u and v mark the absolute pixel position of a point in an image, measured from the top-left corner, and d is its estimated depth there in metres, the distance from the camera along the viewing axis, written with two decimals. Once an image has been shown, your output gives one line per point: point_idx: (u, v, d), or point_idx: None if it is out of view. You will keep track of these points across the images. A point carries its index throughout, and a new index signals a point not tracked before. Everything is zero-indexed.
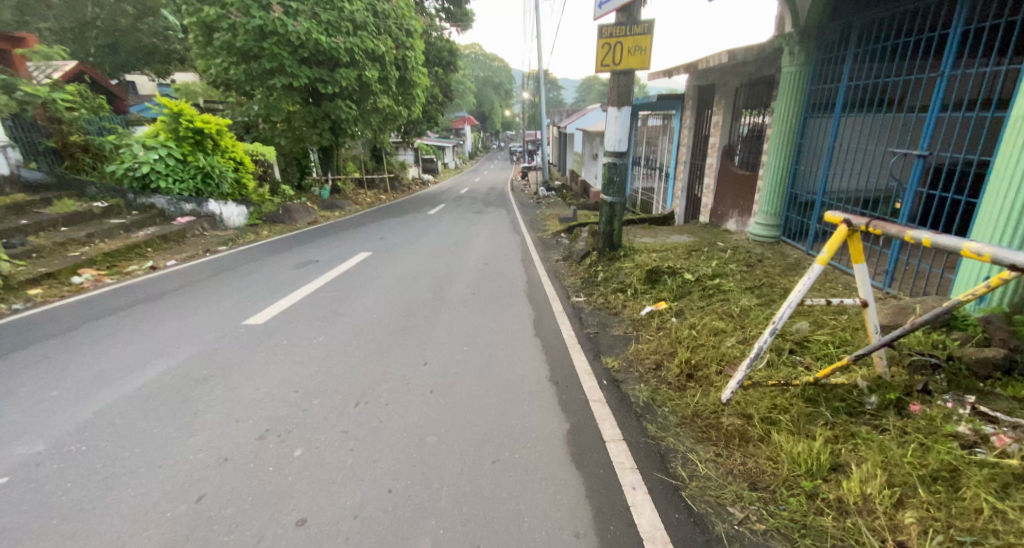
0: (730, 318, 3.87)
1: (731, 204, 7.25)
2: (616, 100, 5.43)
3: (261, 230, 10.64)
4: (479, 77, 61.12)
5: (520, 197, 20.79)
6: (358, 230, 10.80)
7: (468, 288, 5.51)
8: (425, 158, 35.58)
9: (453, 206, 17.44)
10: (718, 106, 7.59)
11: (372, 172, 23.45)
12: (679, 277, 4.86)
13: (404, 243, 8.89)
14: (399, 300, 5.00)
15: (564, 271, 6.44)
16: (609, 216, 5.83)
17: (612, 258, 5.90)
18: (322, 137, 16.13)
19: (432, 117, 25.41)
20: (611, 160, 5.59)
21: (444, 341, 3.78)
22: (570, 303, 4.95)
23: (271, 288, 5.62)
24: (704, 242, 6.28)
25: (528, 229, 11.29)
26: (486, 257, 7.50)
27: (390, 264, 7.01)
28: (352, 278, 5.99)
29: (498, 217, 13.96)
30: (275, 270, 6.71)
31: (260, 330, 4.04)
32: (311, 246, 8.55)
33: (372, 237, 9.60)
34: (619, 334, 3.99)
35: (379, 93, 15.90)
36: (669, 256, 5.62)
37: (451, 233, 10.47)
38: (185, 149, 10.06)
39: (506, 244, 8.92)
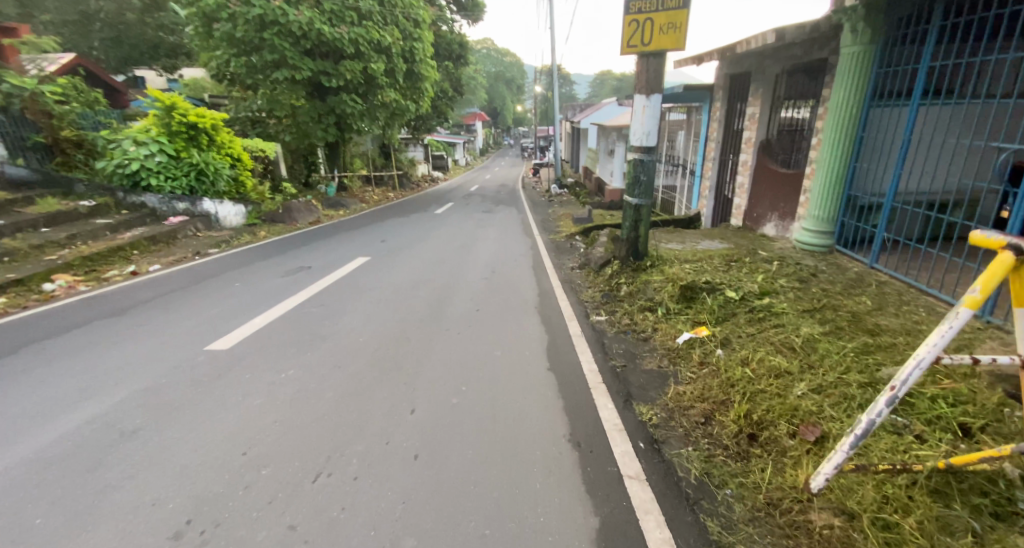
0: (792, 353, 3.12)
1: (769, 207, 6.47)
2: (644, 87, 4.69)
3: (258, 230, 10.11)
4: (490, 72, 60.39)
5: (532, 195, 20.07)
6: (360, 230, 10.22)
7: (472, 303, 4.82)
8: (435, 154, 35.00)
9: (462, 204, 16.80)
10: (754, 96, 6.79)
11: (380, 169, 22.94)
12: (719, 295, 4.12)
13: (406, 247, 8.25)
14: (391, 318, 4.33)
15: (582, 281, 5.72)
16: (634, 221, 5.10)
17: (637, 269, 5.17)
18: (327, 133, 15.60)
19: (442, 112, 24.80)
20: (638, 156, 4.85)
21: (439, 377, 3.09)
22: (590, 324, 4.24)
23: (252, 299, 5.02)
24: (741, 250, 5.52)
25: (540, 230, 10.60)
26: (493, 264, 6.81)
27: (389, 271, 6.37)
28: (344, 288, 5.37)
29: (509, 217, 13.25)
30: (262, 276, 6.13)
31: (224, 358, 3.41)
32: (308, 249, 7.96)
33: (374, 239, 9.01)
34: (653, 370, 3.27)
35: (386, 87, 15.31)
36: (704, 267, 4.87)
37: (458, 235, 9.82)
38: (178, 145, 9.53)
39: (516, 248, 8.24)
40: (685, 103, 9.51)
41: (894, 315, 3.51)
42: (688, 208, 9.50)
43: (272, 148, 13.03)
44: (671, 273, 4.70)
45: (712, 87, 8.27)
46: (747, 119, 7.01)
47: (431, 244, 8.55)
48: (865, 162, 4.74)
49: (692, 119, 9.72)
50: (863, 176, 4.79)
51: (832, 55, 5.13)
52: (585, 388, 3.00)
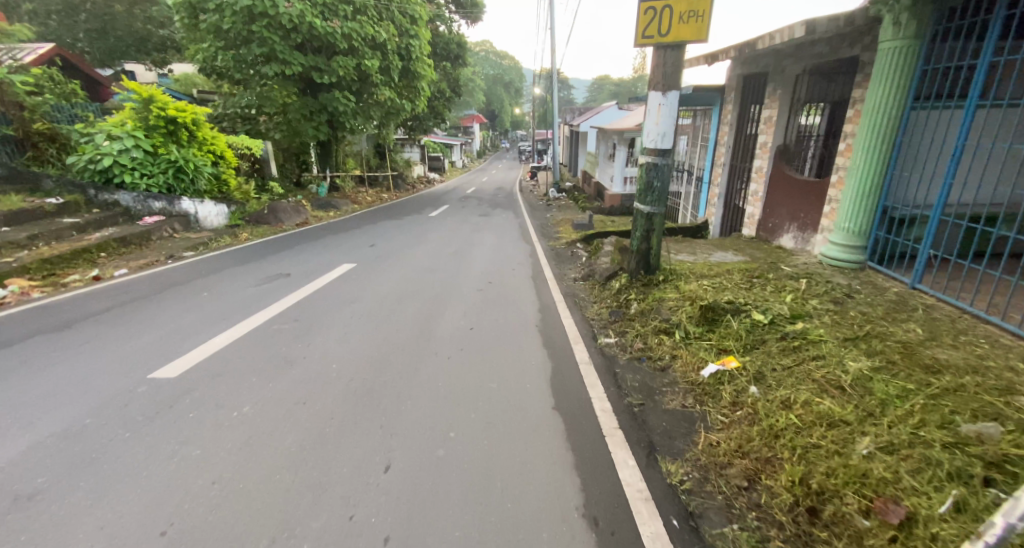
0: (841, 394, 2.64)
1: (787, 217, 6.02)
2: (660, 83, 4.21)
3: (241, 232, 9.56)
4: (489, 74, 59.91)
5: (530, 199, 19.61)
6: (349, 234, 9.69)
7: (465, 319, 4.31)
8: (432, 155, 34.48)
9: (458, 207, 16.30)
10: (771, 98, 6.34)
11: (375, 169, 22.43)
12: (746, 318, 3.63)
13: (396, 253, 7.71)
14: (373, 337, 3.82)
15: (586, 296, 5.22)
16: (646, 232, 4.62)
17: (648, 284, 4.66)
18: (318, 131, 15.05)
19: (440, 113, 24.30)
20: (652, 159, 4.39)
21: (421, 419, 2.58)
22: (598, 347, 3.74)
23: (219, 311, 4.48)
24: (760, 265, 5.05)
25: (539, 236, 10.11)
26: (489, 273, 6.31)
27: (375, 280, 5.84)
28: (323, 300, 4.85)
29: (506, 222, 12.75)
30: (234, 284, 5.59)
31: (170, 388, 2.89)
32: (290, 254, 7.42)
33: (363, 243, 8.48)
34: (676, 411, 2.77)
35: (381, 85, 14.81)
36: (724, 282, 4.39)
37: (452, 240, 9.31)
38: (156, 141, 8.90)
39: (514, 255, 7.74)
40: (693, 105, 9.05)
41: (953, 346, 3.03)
42: (694, 216, 9.04)
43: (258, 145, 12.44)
44: (688, 291, 4.20)
45: (723, 88, 7.84)
46: (762, 123, 6.55)
47: (422, 250, 8.03)
48: (903, 170, 4.28)
49: (699, 123, 9.27)
50: (900, 186, 4.33)
51: (864, 53, 4.70)
52: (599, 436, 2.50)
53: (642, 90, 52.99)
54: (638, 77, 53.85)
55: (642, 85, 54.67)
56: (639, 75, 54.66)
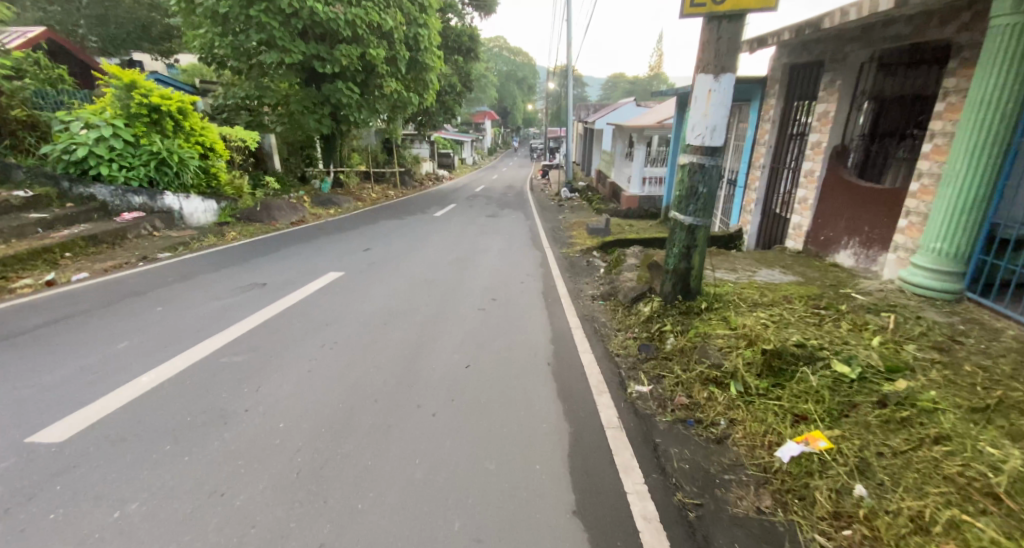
0: (999, 511, 1.78)
1: (847, 230, 5.10)
2: (710, 64, 3.38)
3: (229, 230, 8.88)
4: (503, 71, 58.93)
5: (541, 199, 18.74)
6: (345, 235, 8.93)
7: (460, 352, 3.49)
8: (441, 152, 33.74)
9: (465, 206, 15.51)
10: (828, 90, 5.42)
11: (382, 165, 21.75)
12: (824, 371, 2.77)
13: (391, 259, 6.91)
14: (341, 379, 3.02)
15: (608, 321, 4.36)
16: (685, 248, 3.76)
17: (687, 312, 3.80)
18: (321, 124, 14.35)
19: (450, 108, 23.49)
20: (697, 159, 3.54)
21: (382, 532, 1.79)
22: (629, 401, 2.90)
23: (166, 333, 3.72)
24: (822, 290, 4.17)
25: (551, 241, 9.24)
26: (493, 287, 5.47)
27: (362, 293, 5.04)
28: (294, 320, 4.05)
29: (516, 224, 11.90)
30: (200, 294, 4.83)
31: (48, 459, 2.12)
32: (274, 259, 6.68)
33: (357, 247, 7.72)
34: (751, 521, 1.94)
35: (387, 76, 14.03)
36: (784, 314, 3.52)
37: (456, 244, 8.49)
38: (137, 130, 8.18)
39: (523, 264, 6.90)
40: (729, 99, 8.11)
41: None
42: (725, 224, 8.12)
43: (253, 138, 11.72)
44: (741, 326, 3.34)
45: (765, 80, 6.93)
46: (815, 119, 5.66)
47: (421, 255, 7.24)
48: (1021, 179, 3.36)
49: (734, 120, 8.33)
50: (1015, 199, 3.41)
51: (963, 32, 3.79)
52: None
53: (657, 89, 51.82)
54: (654, 75, 52.68)
55: (657, 84, 53.47)
56: (655, 73, 53.49)
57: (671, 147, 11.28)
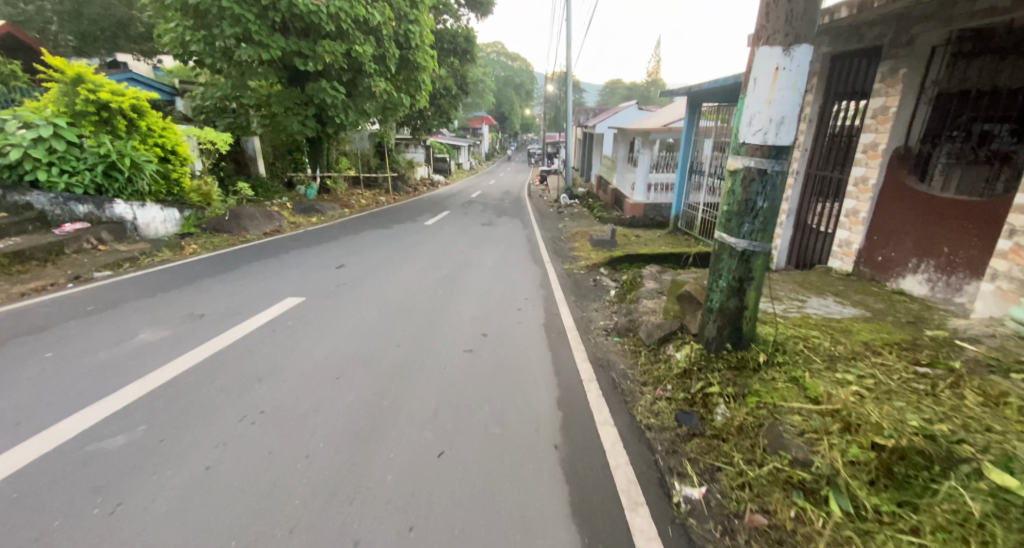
0: None
1: (918, 251, 4.20)
2: (783, 32, 2.43)
3: (189, 242, 7.93)
4: (501, 76, 58.24)
5: (539, 206, 17.81)
6: (322, 248, 7.94)
7: (433, 428, 2.54)
8: (437, 157, 32.77)
9: (459, 214, 14.57)
10: (887, 81, 4.52)
11: (373, 170, 20.81)
12: (977, 485, 1.80)
13: (367, 277, 5.93)
14: (254, 485, 2.06)
15: (631, 369, 3.39)
16: (737, 279, 2.80)
17: (739, 367, 2.83)
18: (305, 126, 13.40)
19: (445, 112, 22.60)
20: (756, 163, 2.61)
21: None
22: (679, 523, 1.96)
23: (39, 395, 2.74)
24: (907, 333, 3.25)
25: (552, 254, 8.31)
26: (484, 316, 4.51)
27: (320, 326, 4.07)
28: (221, 373, 3.08)
29: (513, 234, 10.94)
30: (118, 330, 3.85)
31: None
32: (230, 279, 5.70)
33: (330, 262, 6.75)
34: None
35: (375, 75, 13.10)
36: (878, 377, 2.55)
37: (446, 258, 7.51)
38: (83, 130, 7.20)
39: (522, 284, 5.92)
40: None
41: None
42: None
43: (222, 139, 10.71)
44: (825, 396, 2.40)
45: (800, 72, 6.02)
46: (868, 117, 4.76)
47: (404, 274, 6.26)
48: None
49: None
50: None
51: None
52: None
53: (655, 94, 51.11)
54: (652, 81, 52.01)
55: (656, 89, 52.75)
56: (653, 79, 52.86)
57: (683, 151, 10.36)
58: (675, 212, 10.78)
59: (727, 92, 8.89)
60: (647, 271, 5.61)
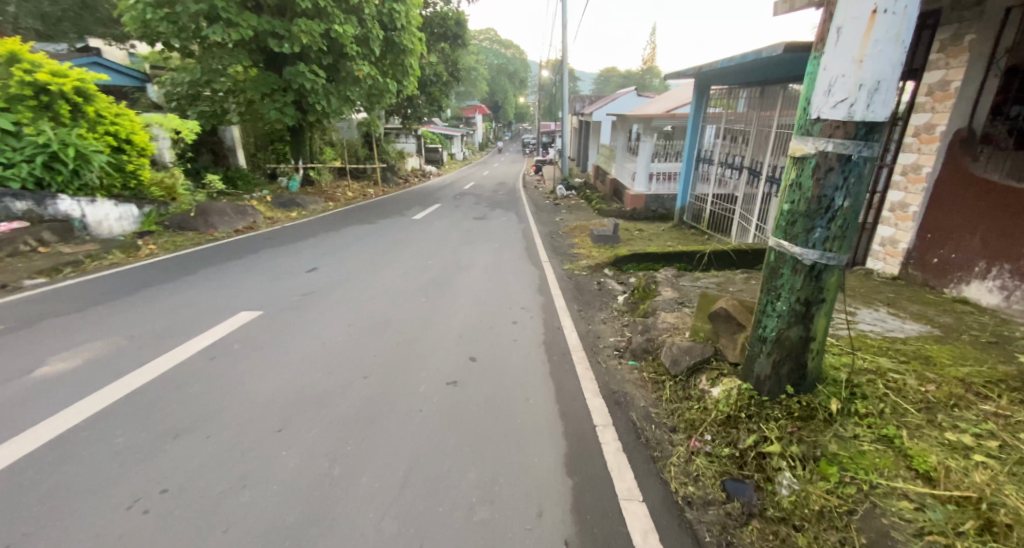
0: None
1: (987, 252, 3.52)
2: None
3: (147, 242, 7.16)
4: (494, 64, 56.89)
5: (535, 197, 17.07)
6: (297, 247, 7.20)
7: (397, 515, 1.86)
8: (429, 147, 31.77)
9: (450, 207, 13.81)
10: (948, 51, 3.83)
11: (361, 161, 19.93)
12: None
13: (341, 282, 5.22)
14: None
15: (654, 410, 2.71)
16: (803, 302, 2.12)
17: (806, 417, 2.14)
18: (284, 113, 12.56)
19: (435, 99, 21.68)
20: (834, 146, 1.91)
21: None
22: None
23: None
24: (1001, 362, 2.59)
25: (551, 252, 7.63)
26: (474, 333, 3.81)
27: (273, 350, 3.37)
28: (128, 427, 2.39)
29: (508, 229, 10.24)
30: (22, 360, 3.15)
31: None
32: (183, 286, 4.97)
33: (302, 265, 6.02)
34: None
35: (358, 58, 12.25)
36: (1000, 437, 1.88)
37: (433, 258, 6.80)
38: (20, 116, 6.43)
39: (518, 289, 5.22)
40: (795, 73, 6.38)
41: None
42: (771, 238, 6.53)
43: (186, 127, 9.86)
44: (942, 473, 1.72)
45: None
46: (921, 94, 4.08)
47: (383, 276, 5.57)
48: None
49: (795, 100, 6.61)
50: None
51: None
52: None
53: (651, 81, 50.04)
54: (648, 68, 50.96)
55: (651, 77, 51.77)
56: (648, 67, 51.88)
57: (688, 141, 9.67)
58: (680, 204, 10.09)
59: (737, 74, 8.18)
60: (659, 274, 4.95)
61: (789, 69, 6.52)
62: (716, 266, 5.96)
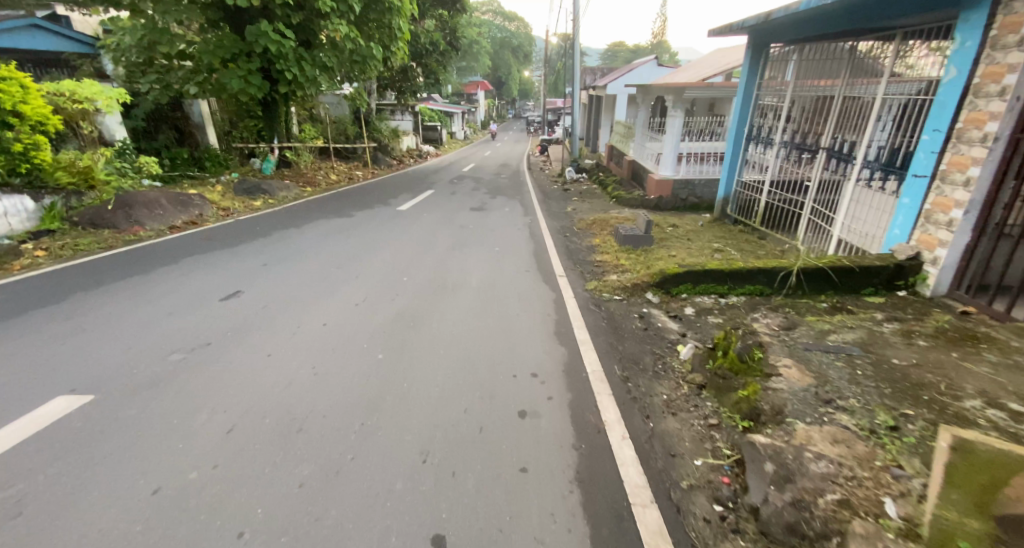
0: None
1: None
2: None
3: (37, 246, 5.44)
4: (498, 39, 53.79)
5: (541, 182, 15.23)
6: (235, 252, 5.50)
7: None
8: (428, 125, 29.56)
9: (445, 194, 11.97)
10: None
11: (350, 141, 18.02)
12: None
13: (265, 319, 3.52)
14: None
15: None
16: None
17: None
18: (248, 84, 10.66)
19: (432, 72, 19.50)
20: None
21: None
22: None
23: None
24: None
25: (568, 261, 5.91)
26: (449, 453, 2.11)
27: (33, 524, 1.68)
28: None
29: (512, 223, 8.47)
30: None
31: None
32: (18, 328, 3.27)
33: (223, 285, 4.30)
34: None
35: (334, 17, 10.28)
36: None
37: (410, 270, 5.05)
38: None
39: (526, 334, 3.50)
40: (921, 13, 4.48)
41: None
42: (877, 251, 4.76)
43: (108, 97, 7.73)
44: None
45: None
46: None
47: (330, 305, 3.86)
48: None
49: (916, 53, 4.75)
50: None
51: None
52: None
53: (664, 56, 47.01)
54: (658, 43, 48.16)
55: (659, 52, 49.03)
56: (656, 41, 49.25)
57: (736, 115, 7.78)
58: (722, 193, 8.30)
59: (806, 26, 6.26)
60: (750, 318, 3.23)
61: (911, 9, 4.61)
62: (808, 288, 4.24)
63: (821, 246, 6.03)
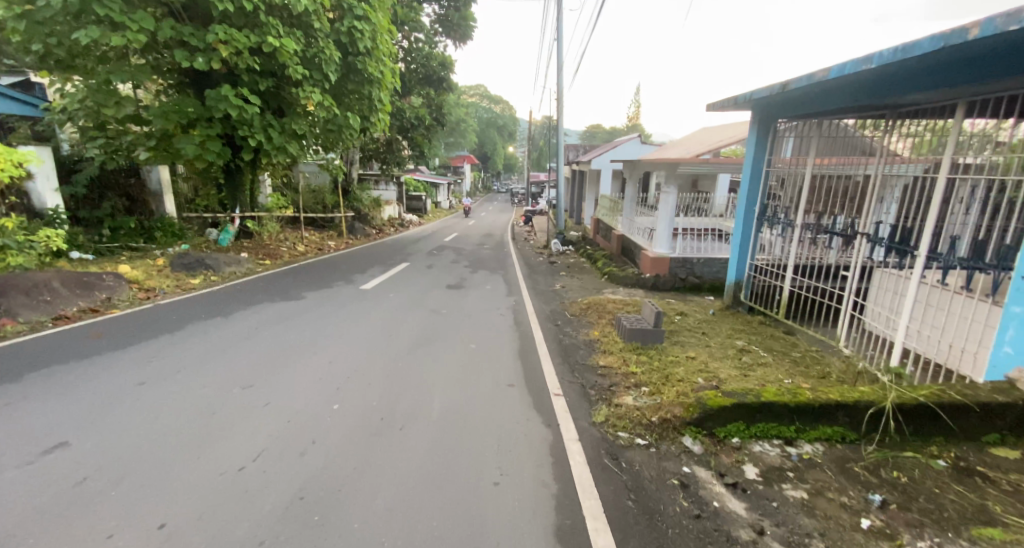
0: None
1: None
2: None
3: None
4: (484, 117, 56.03)
5: (526, 254, 14.26)
6: (115, 357, 4.10)
7: None
8: (412, 195, 29.14)
9: (420, 268, 10.78)
10: None
11: (326, 210, 17.08)
12: None
13: (63, 517, 2.09)
14: None
15: None
16: None
17: None
18: (206, 150, 9.68)
19: (416, 143, 19.09)
20: None
21: None
22: None
23: None
24: None
25: (564, 369, 4.61)
26: None
27: None
28: None
29: (493, 307, 7.24)
30: None
31: None
32: None
33: (49, 426, 2.86)
34: None
35: (305, 84, 9.52)
36: None
37: (348, 388, 3.66)
38: None
39: (503, 539, 2.12)
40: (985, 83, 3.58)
41: None
42: (980, 378, 3.49)
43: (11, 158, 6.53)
44: None
45: None
46: None
47: (195, 474, 2.44)
48: None
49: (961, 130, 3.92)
50: None
51: None
52: None
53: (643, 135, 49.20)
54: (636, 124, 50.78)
55: (639, 133, 51.47)
56: (633, 123, 52.05)
57: (744, 192, 6.86)
58: (733, 276, 7.25)
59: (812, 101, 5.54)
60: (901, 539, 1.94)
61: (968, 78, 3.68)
62: (908, 431, 3.02)
63: (875, 352, 4.87)
